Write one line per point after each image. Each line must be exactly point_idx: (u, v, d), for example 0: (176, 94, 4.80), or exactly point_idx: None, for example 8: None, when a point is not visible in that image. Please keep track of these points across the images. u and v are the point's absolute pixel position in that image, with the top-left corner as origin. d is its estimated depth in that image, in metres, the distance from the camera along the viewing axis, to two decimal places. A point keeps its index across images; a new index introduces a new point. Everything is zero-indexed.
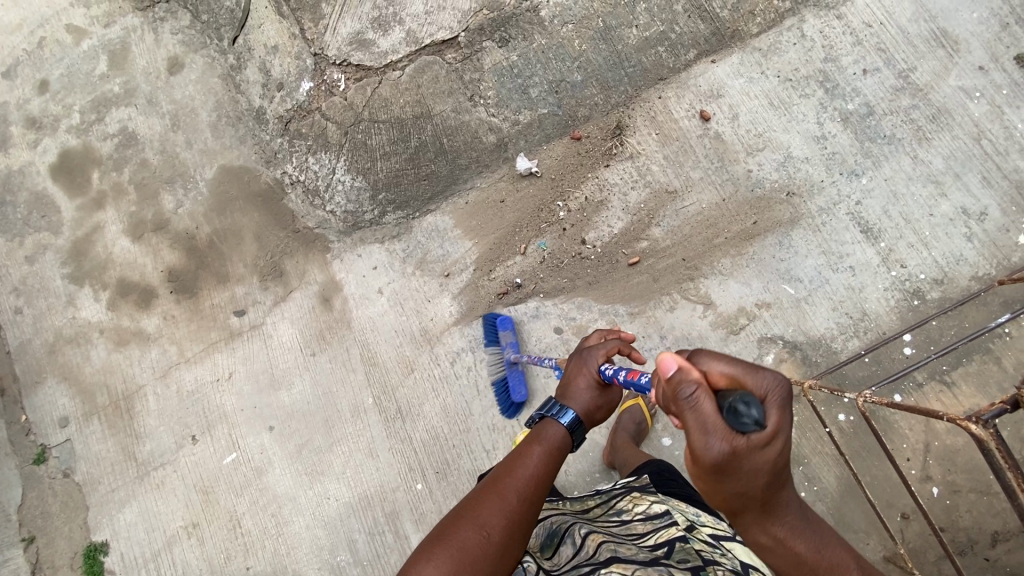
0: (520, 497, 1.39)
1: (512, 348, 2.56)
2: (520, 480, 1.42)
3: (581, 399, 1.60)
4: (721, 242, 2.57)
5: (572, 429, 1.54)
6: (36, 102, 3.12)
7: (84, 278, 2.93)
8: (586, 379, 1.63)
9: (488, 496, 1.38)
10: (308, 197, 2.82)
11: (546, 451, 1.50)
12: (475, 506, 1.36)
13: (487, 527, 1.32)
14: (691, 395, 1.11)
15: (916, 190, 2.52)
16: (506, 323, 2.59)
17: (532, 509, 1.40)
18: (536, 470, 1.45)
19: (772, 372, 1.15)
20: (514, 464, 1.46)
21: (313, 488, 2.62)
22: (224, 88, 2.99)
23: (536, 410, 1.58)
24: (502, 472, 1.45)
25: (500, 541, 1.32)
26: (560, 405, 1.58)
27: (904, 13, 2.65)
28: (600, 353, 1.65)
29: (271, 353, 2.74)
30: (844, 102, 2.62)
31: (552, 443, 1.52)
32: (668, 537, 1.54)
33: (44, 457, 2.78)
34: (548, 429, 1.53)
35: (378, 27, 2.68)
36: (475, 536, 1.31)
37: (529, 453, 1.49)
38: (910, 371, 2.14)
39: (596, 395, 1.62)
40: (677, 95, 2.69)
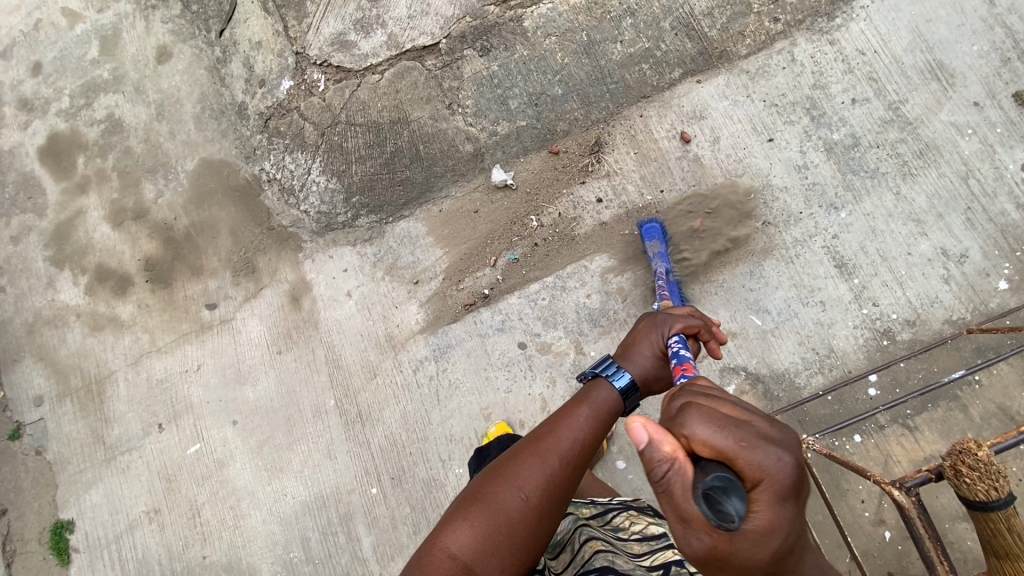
0: (562, 462, 1.31)
1: (660, 259, 2.44)
2: (564, 442, 1.33)
3: (642, 364, 1.49)
4: (691, 267, 2.53)
5: (623, 394, 1.43)
6: (29, 84, 3.15)
7: (65, 261, 2.98)
8: (651, 346, 1.52)
9: (526, 459, 1.32)
10: (283, 196, 2.83)
11: (596, 414, 1.39)
12: (513, 469, 1.30)
13: (525, 490, 1.28)
14: (662, 478, 0.97)
15: (896, 227, 2.46)
16: (654, 232, 2.48)
17: (574, 471, 1.33)
18: (581, 433, 1.35)
19: (774, 449, 0.93)
20: (558, 425, 1.36)
21: (272, 484, 2.66)
22: (209, 80, 2.99)
23: (591, 366, 1.47)
24: (544, 432, 1.36)
25: (536, 505, 1.28)
26: (617, 367, 1.47)
27: (900, 43, 2.58)
28: (676, 324, 1.54)
29: (240, 347, 2.78)
30: (830, 132, 2.55)
31: (603, 404, 1.41)
32: (664, 560, 1.41)
33: (18, 434, 2.86)
34: (602, 390, 1.42)
35: (360, 29, 2.73)
36: (513, 498, 1.27)
37: (576, 414, 1.38)
38: (859, 420, 2.09)
39: (657, 367, 1.50)
40: (659, 114, 2.64)
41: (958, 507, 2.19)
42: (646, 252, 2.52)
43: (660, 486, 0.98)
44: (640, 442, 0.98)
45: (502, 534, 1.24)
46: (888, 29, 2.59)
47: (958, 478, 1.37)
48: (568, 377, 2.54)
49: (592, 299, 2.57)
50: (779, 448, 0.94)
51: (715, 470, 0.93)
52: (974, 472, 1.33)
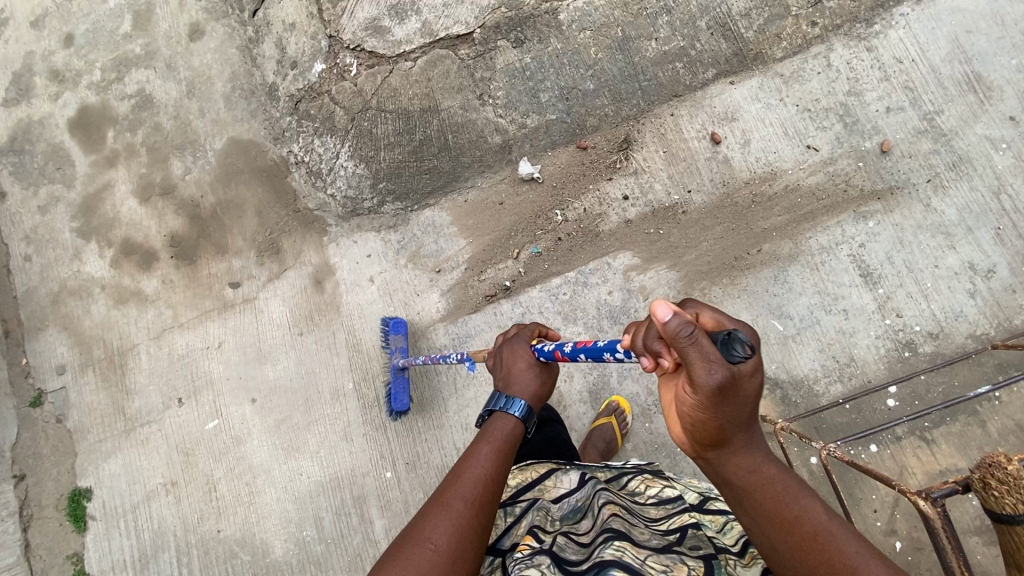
0: (466, 503, 1.37)
1: (400, 353, 2.61)
2: (466, 485, 1.40)
3: (523, 381, 1.62)
4: (714, 270, 2.53)
5: (520, 418, 1.55)
6: (61, 55, 3.17)
7: (92, 234, 3.01)
8: (523, 361, 1.64)
9: (432, 510, 1.36)
10: (310, 179, 2.85)
11: (494, 450, 1.50)
12: (422, 522, 1.34)
13: (433, 540, 1.30)
14: (688, 331, 1.06)
15: (924, 239, 2.45)
16: (399, 327, 2.64)
17: (481, 510, 1.37)
18: (484, 469, 1.44)
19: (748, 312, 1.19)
20: (461, 469, 1.44)
21: (288, 463, 2.69)
22: (241, 60, 3.00)
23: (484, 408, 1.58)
24: (449, 480, 1.43)
25: (447, 551, 1.29)
26: (507, 398, 1.59)
27: (938, 52, 2.56)
28: (530, 332, 1.71)
29: (261, 327, 2.80)
30: (862, 140, 2.53)
31: (500, 437, 1.53)
32: (681, 524, 1.47)
33: (40, 401, 2.90)
34: (498, 423, 1.55)
35: (394, 15, 2.73)
36: (423, 551, 1.29)
37: (476, 455, 1.49)
38: (881, 429, 2.08)
39: (536, 377, 1.62)
40: (689, 113, 2.63)
41: (971, 520, 2.20)
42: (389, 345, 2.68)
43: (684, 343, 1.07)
44: (665, 316, 1.07)
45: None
46: (927, 39, 2.57)
47: (987, 491, 1.34)
48: (585, 372, 2.56)
49: (613, 296, 2.58)
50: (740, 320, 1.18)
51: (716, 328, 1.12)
52: (1004, 486, 1.30)
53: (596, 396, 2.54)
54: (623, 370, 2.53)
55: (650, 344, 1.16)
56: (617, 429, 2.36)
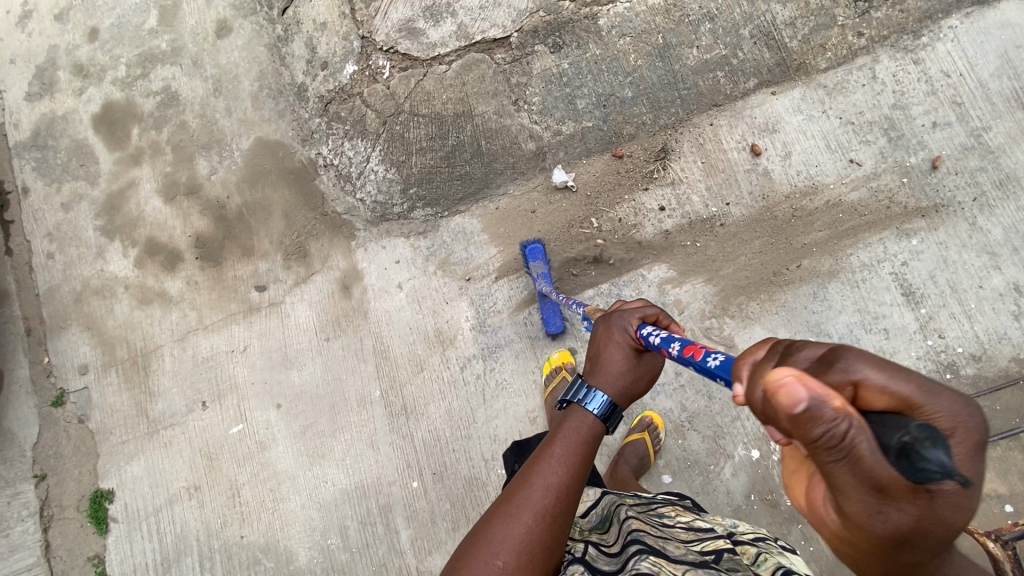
0: (536, 515, 1.30)
1: (545, 280, 2.49)
2: (534, 494, 1.32)
3: (613, 374, 1.52)
4: (751, 286, 2.48)
5: (602, 416, 1.46)
6: (85, 49, 3.12)
7: (116, 233, 2.97)
8: (620, 350, 1.54)
9: (498, 519, 1.30)
10: (339, 182, 2.80)
11: (568, 454, 1.41)
12: (489, 532, 1.28)
13: (499, 555, 1.24)
14: (841, 442, 0.83)
15: (969, 258, 2.40)
16: (537, 253, 2.48)
17: (552, 525, 1.30)
18: (554, 478, 1.36)
19: (952, 393, 0.86)
20: (531, 475, 1.36)
21: (313, 470, 2.66)
22: (269, 58, 2.95)
23: (562, 395, 1.51)
24: (516, 485, 1.35)
25: (515, 567, 1.24)
26: (588, 389, 1.50)
27: (986, 67, 2.49)
28: (634, 317, 1.56)
29: (287, 332, 2.77)
30: (907, 155, 2.48)
31: (578, 439, 1.45)
32: (716, 547, 1.43)
33: (62, 401, 2.88)
34: (575, 419, 1.47)
35: (429, 17, 2.68)
36: (489, 566, 1.23)
37: (547, 459, 1.40)
38: None
39: (630, 369, 1.52)
40: (729, 124, 2.57)
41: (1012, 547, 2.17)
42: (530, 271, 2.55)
43: (834, 455, 0.85)
44: (797, 404, 0.83)
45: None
46: (976, 52, 2.50)
47: None
48: None
49: None
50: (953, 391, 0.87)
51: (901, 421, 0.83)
52: None
53: (628, 411, 2.50)
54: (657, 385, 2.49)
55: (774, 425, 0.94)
56: (651, 445, 2.33)
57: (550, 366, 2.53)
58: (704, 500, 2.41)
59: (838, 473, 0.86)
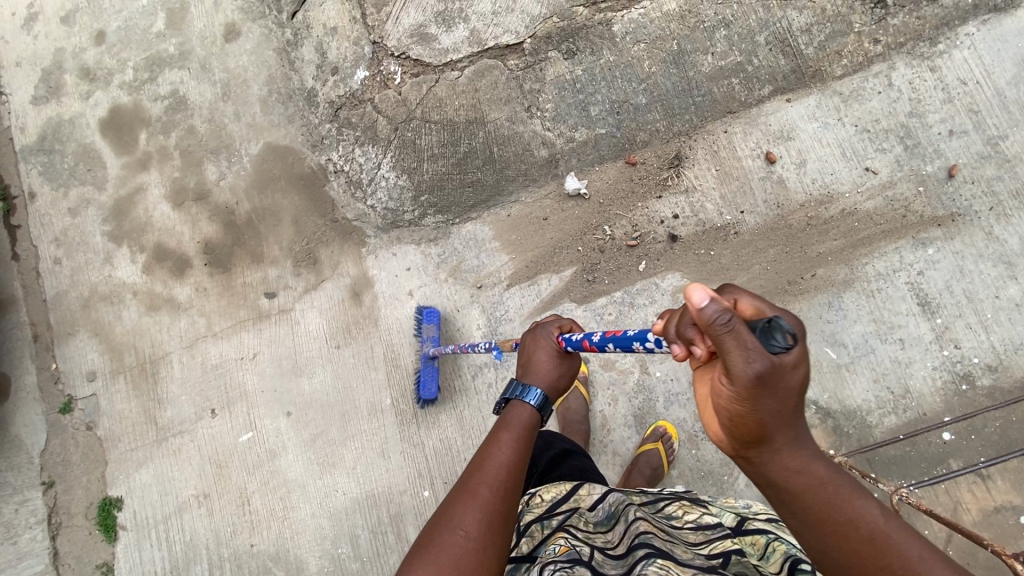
0: (492, 490, 1.29)
1: (432, 342, 2.57)
2: (491, 471, 1.33)
3: (542, 372, 1.57)
4: (766, 295, 2.46)
5: (539, 406, 1.50)
6: (91, 53, 3.09)
7: (123, 238, 2.95)
8: (546, 351, 1.59)
9: (457, 498, 1.28)
10: (350, 188, 2.78)
11: (516, 435, 1.44)
12: (448, 511, 1.26)
13: (463, 526, 1.22)
14: (728, 319, 0.96)
15: (985, 268, 2.38)
16: (432, 317, 2.59)
17: (511, 497, 1.30)
18: (507, 457, 1.37)
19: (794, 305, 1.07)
20: (485, 455, 1.37)
21: (323, 478, 2.65)
22: (278, 62, 2.92)
23: (501, 394, 1.54)
24: (472, 469, 1.35)
25: (478, 538, 1.21)
26: (524, 386, 1.54)
27: (1003, 75, 2.47)
28: (554, 326, 1.64)
29: (297, 339, 2.75)
30: (923, 163, 2.46)
31: (520, 425, 1.47)
32: (724, 549, 1.38)
33: (70, 408, 2.86)
34: (516, 411, 1.49)
35: (441, 22, 2.66)
36: (454, 538, 1.20)
37: (498, 441, 1.42)
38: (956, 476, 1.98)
39: (557, 366, 1.58)
40: (744, 131, 2.55)
41: None
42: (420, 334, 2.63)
43: (721, 330, 0.96)
44: (701, 302, 0.95)
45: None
46: (993, 60, 2.48)
47: None
48: (630, 396, 2.51)
49: (661, 318, 2.52)
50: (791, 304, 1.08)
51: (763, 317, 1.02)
52: None
53: (641, 420, 2.49)
54: (670, 394, 2.49)
55: (683, 330, 1.08)
56: (665, 455, 2.31)
57: None
58: None
59: (723, 346, 0.97)
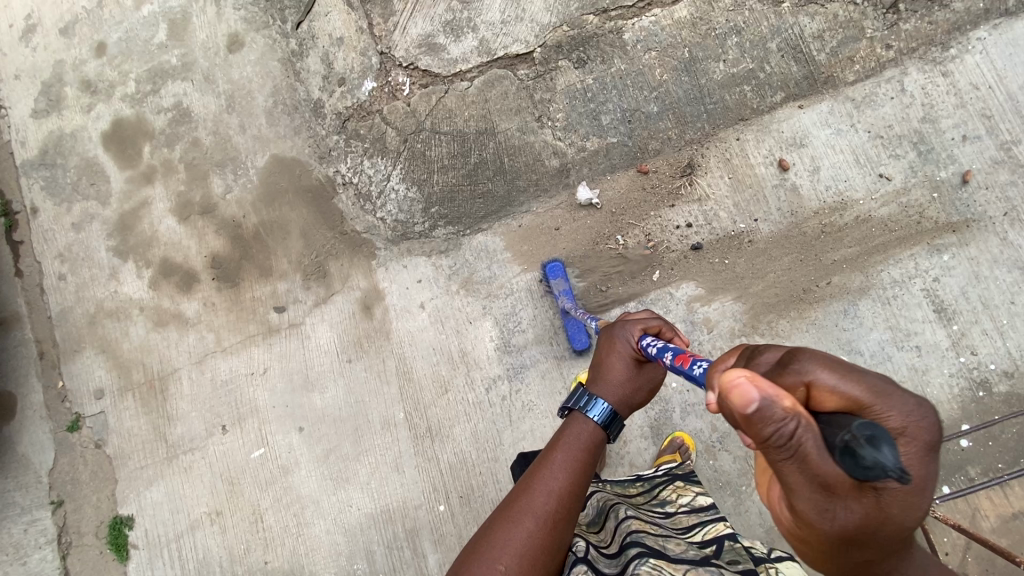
0: (538, 520, 1.31)
1: (565, 296, 2.51)
2: (537, 498, 1.33)
3: (615, 383, 1.52)
4: (781, 303, 2.46)
5: (605, 423, 1.47)
6: (92, 65, 3.05)
7: (129, 253, 2.91)
8: (620, 359, 1.54)
9: (501, 525, 1.31)
10: (359, 201, 2.76)
11: (570, 459, 1.42)
12: (490, 538, 1.30)
13: (502, 559, 1.26)
14: (788, 441, 0.91)
15: (1000, 274, 2.38)
16: (558, 270, 2.54)
17: (553, 528, 1.31)
18: (555, 485, 1.36)
19: (903, 395, 0.94)
20: (533, 479, 1.38)
21: (337, 494, 2.63)
22: (283, 73, 2.88)
23: (564, 402, 1.52)
24: (517, 492, 1.37)
25: (516, 573, 1.25)
26: (590, 396, 1.50)
27: (1016, 79, 2.46)
28: (636, 328, 1.55)
29: (308, 353, 2.73)
30: (937, 169, 2.45)
31: (578, 445, 1.45)
32: (716, 534, 1.45)
33: (78, 426, 2.82)
34: (575, 427, 1.48)
35: (450, 31, 2.64)
36: (492, 570, 1.24)
37: (550, 464, 1.41)
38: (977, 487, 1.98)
39: (632, 376, 1.53)
40: (756, 138, 2.53)
41: None
42: (548, 288, 2.60)
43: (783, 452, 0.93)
44: (751, 405, 0.90)
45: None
46: (1005, 64, 2.47)
47: None
48: (646, 406, 2.50)
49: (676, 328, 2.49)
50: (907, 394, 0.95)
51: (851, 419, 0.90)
52: None
53: (657, 431, 2.48)
54: (685, 404, 2.48)
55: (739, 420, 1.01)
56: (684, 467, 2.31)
57: None
58: (736, 521, 2.40)
59: (789, 471, 0.95)
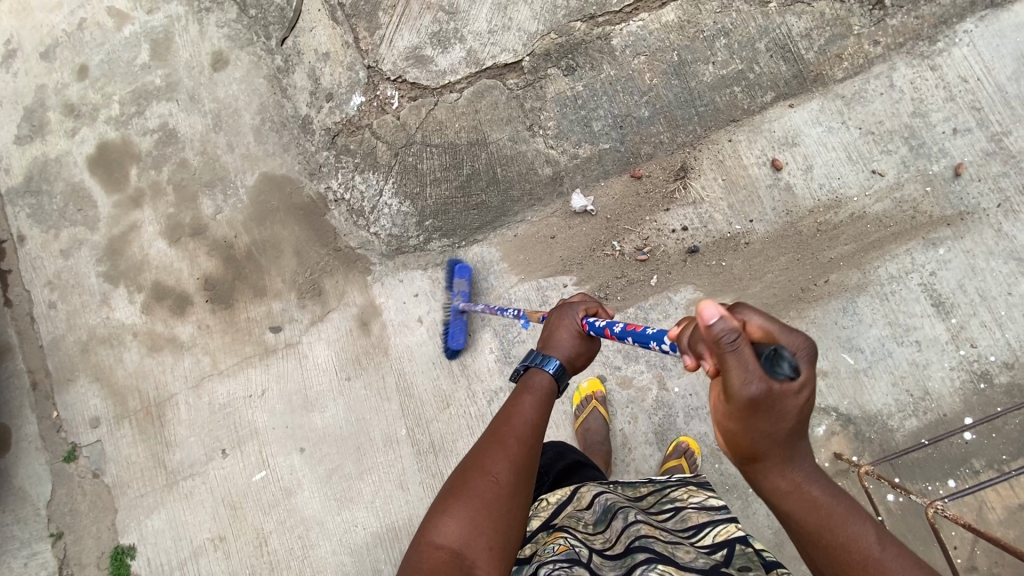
0: (520, 441, 1.38)
1: (462, 296, 2.57)
2: (518, 424, 1.41)
3: (564, 346, 1.58)
4: (780, 304, 2.45)
5: (556, 376, 1.52)
6: (75, 88, 3.00)
7: (119, 278, 2.87)
8: (568, 329, 1.61)
9: (487, 447, 1.37)
10: (351, 217, 2.74)
11: (542, 393, 1.50)
12: (477, 460, 1.34)
13: (492, 474, 1.31)
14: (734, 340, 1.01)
15: (997, 266, 2.39)
16: (465, 272, 2.58)
17: (534, 447, 1.39)
18: (532, 414, 1.44)
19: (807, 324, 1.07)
20: (510, 410, 1.45)
21: (342, 514, 2.60)
22: (269, 90, 2.86)
23: (520, 360, 1.56)
24: (498, 422, 1.43)
25: (507, 483, 1.31)
26: (544, 355, 1.56)
27: (1004, 71, 2.47)
28: (579, 308, 1.66)
29: (306, 372, 2.69)
30: (929, 163, 2.45)
31: (546, 386, 1.51)
32: (727, 538, 1.38)
33: (74, 456, 2.77)
34: (535, 377, 1.51)
35: (437, 43, 2.62)
36: (485, 483, 1.30)
37: (523, 399, 1.47)
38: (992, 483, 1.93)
39: (580, 343, 1.60)
40: (748, 139, 2.53)
41: None
42: (449, 287, 2.61)
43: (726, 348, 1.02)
44: (712, 315, 1.01)
45: (485, 517, 1.25)
46: (992, 56, 2.47)
47: None
48: (650, 412, 2.49)
49: None
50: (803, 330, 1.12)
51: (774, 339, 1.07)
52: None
53: (662, 437, 2.47)
54: (687, 408, 2.47)
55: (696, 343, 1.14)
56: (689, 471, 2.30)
57: (582, 396, 2.49)
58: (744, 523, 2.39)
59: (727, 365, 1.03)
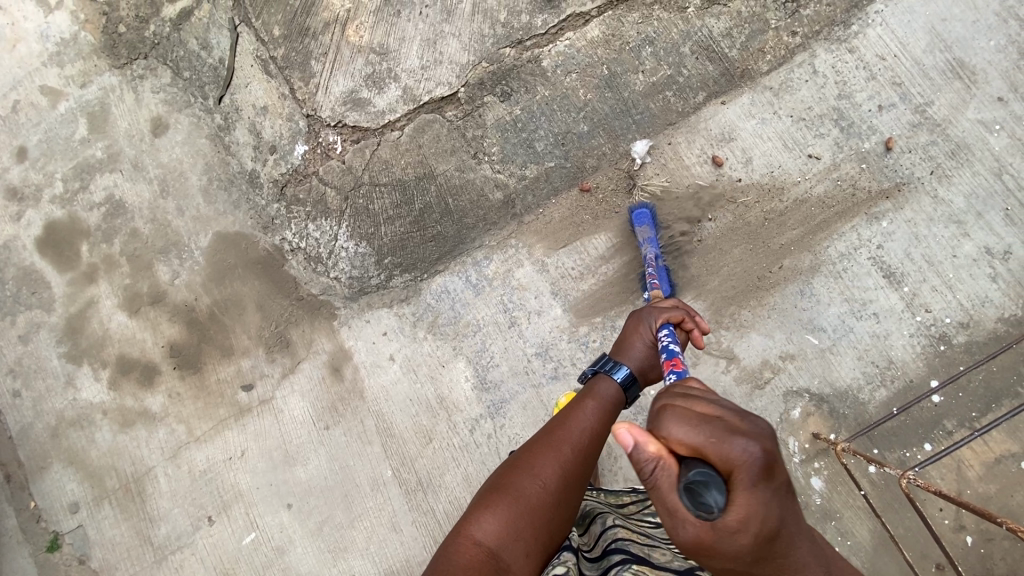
0: (574, 449, 1.45)
1: (650, 243, 2.44)
2: (574, 433, 1.47)
3: (635, 358, 1.64)
4: (740, 295, 2.51)
5: (624, 386, 1.58)
6: (15, 171, 2.96)
7: (82, 356, 2.81)
8: (642, 339, 1.66)
9: (541, 450, 1.44)
10: (310, 264, 2.74)
11: (602, 407, 1.53)
12: (530, 460, 1.43)
13: (543, 477, 1.39)
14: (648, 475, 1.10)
15: (938, 232, 2.47)
16: (644, 218, 2.48)
17: (587, 459, 1.46)
18: (590, 424, 1.50)
19: (742, 440, 1.04)
20: (568, 418, 1.51)
21: (338, 565, 2.56)
22: (213, 149, 2.86)
23: (590, 366, 1.62)
24: (554, 426, 1.51)
25: (554, 490, 1.39)
26: (614, 363, 1.62)
27: (919, 45, 2.57)
28: (660, 315, 1.68)
29: (284, 427, 2.67)
30: (861, 141, 2.54)
31: (606, 398, 1.56)
32: None
33: (57, 545, 2.69)
34: (602, 385, 1.58)
35: (372, 85, 2.65)
36: (532, 485, 1.38)
37: (582, 408, 1.53)
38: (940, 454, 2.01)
39: (651, 355, 1.65)
40: (687, 139, 2.60)
41: None
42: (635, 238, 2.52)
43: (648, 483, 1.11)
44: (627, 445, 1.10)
45: (524, 525, 1.33)
46: (906, 32, 2.57)
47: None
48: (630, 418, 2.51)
49: None
50: (747, 439, 1.04)
51: (697, 465, 1.06)
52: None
53: None
54: None
55: None
56: None
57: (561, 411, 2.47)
58: None
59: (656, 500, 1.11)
